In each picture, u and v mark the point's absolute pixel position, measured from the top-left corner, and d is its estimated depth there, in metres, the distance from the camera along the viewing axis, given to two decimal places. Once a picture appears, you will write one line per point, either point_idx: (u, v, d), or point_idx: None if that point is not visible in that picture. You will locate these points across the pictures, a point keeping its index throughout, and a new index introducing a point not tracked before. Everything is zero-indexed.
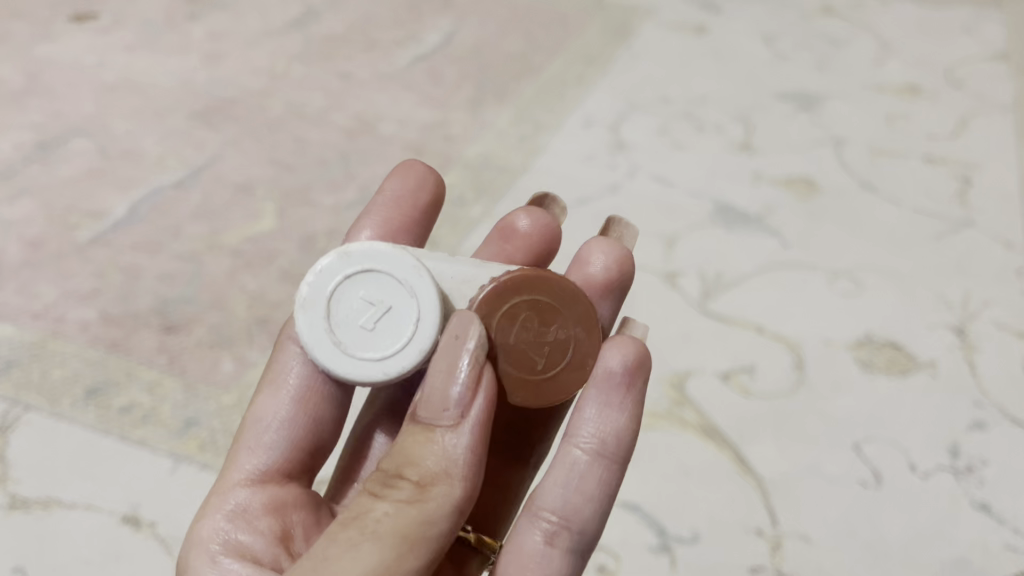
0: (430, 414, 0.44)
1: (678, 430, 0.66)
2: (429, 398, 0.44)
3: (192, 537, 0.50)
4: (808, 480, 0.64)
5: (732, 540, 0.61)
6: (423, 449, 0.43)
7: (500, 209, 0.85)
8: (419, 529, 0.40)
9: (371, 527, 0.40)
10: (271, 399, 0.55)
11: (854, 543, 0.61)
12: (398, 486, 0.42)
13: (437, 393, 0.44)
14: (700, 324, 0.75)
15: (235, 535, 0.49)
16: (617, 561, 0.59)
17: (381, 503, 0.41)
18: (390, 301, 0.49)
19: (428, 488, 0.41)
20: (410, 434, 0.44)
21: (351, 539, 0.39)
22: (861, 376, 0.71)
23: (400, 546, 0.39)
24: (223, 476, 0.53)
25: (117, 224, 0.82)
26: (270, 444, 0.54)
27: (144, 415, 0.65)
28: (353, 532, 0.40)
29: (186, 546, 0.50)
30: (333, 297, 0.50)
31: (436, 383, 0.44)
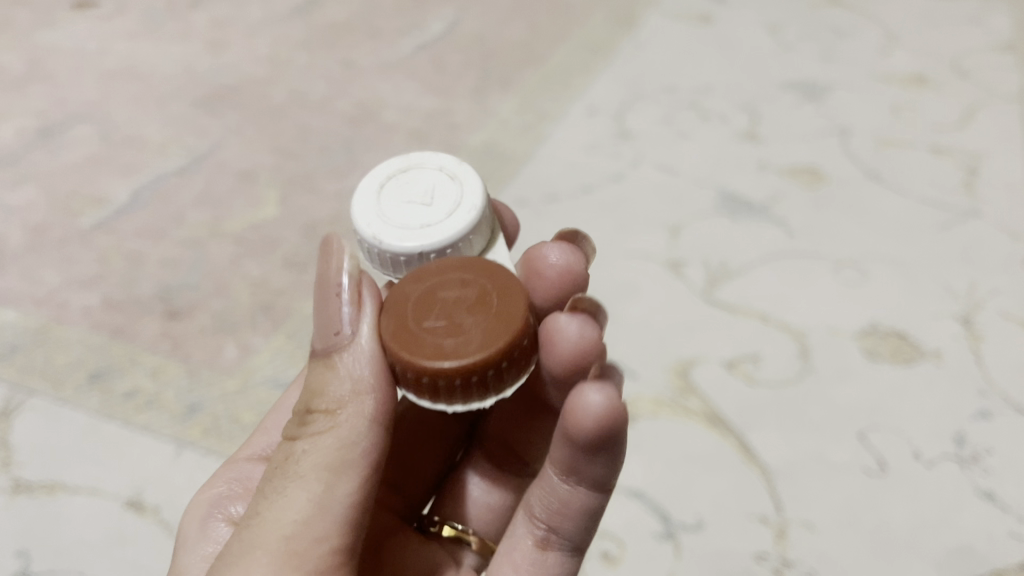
0: (326, 344, 0.43)
1: (682, 418, 0.66)
2: (324, 321, 0.43)
3: (193, 500, 0.53)
4: (813, 468, 0.63)
5: (736, 527, 0.60)
6: (328, 379, 0.42)
7: (503, 198, 0.85)
8: (337, 457, 0.41)
9: (297, 470, 0.41)
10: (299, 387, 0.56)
11: (859, 530, 0.60)
12: (313, 420, 0.42)
13: (326, 317, 0.43)
14: (705, 312, 0.74)
15: (229, 505, 0.51)
16: (621, 548, 0.60)
17: (301, 442, 0.42)
18: (435, 206, 0.46)
19: (337, 415, 0.41)
20: (317, 363, 0.43)
21: (282, 487, 0.41)
22: (866, 365, 0.71)
23: (325, 481, 0.40)
24: (235, 453, 0.55)
25: (121, 211, 0.82)
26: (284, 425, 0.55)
27: (146, 399, 0.65)
28: (280, 480, 0.41)
29: (187, 509, 0.52)
30: (416, 167, 0.48)
31: (330, 311, 0.43)
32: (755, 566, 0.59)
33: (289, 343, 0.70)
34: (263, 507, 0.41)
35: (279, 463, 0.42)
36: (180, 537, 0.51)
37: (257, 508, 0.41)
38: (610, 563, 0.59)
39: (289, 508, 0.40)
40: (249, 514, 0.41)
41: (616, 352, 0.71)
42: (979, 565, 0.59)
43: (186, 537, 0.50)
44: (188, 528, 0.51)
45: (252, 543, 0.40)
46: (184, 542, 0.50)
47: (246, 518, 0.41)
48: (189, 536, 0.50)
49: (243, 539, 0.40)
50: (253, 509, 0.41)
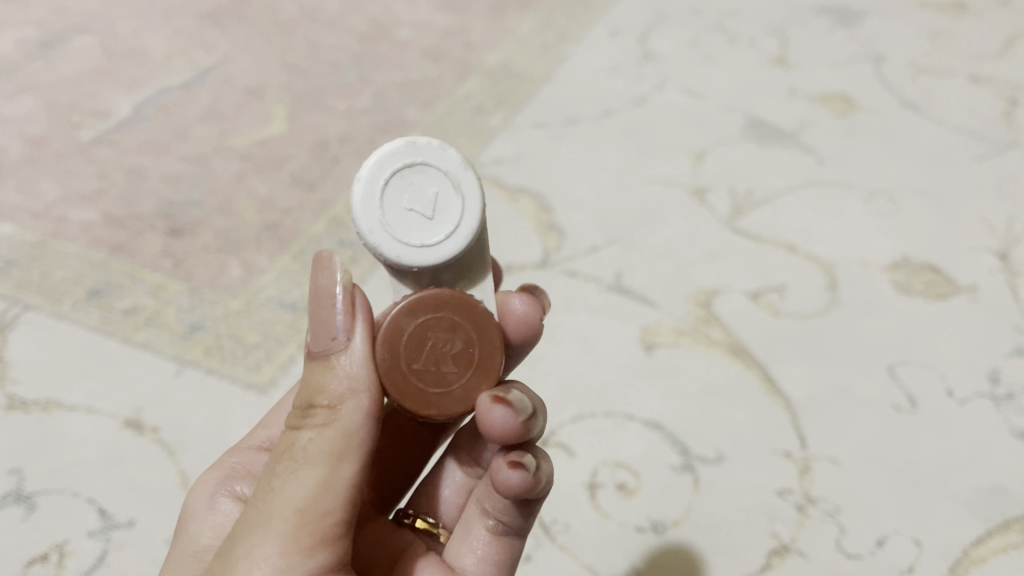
0: (320, 343, 0.37)
1: (703, 348, 0.63)
2: (318, 324, 0.37)
3: (192, 489, 0.48)
4: (839, 402, 0.60)
5: (757, 460, 0.57)
6: (323, 374, 0.37)
7: (521, 119, 0.82)
8: (331, 447, 0.36)
9: (295, 462, 0.36)
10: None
11: (886, 467, 0.57)
12: (311, 414, 0.37)
13: (319, 321, 0.37)
14: (728, 241, 0.71)
15: (235, 485, 0.47)
16: (638, 480, 0.56)
17: (299, 435, 0.37)
18: (437, 222, 0.39)
19: (336, 409, 0.36)
20: (308, 362, 0.38)
21: (284, 477, 0.36)
22: (895, 298, 0.68)
23: (325, 470, 0.36)
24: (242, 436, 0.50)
25: (122, 124, 0.79)
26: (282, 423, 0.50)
27: (146, 317, 0.62)
28: (283, 468, 0.36)
29: (186, 497, 0.48)
30: (421, 165, 0.39)
31: (330, 315, 0.37)
32: (778, 501, 0.55)
33: (294, 263, 0.67)
34: (268, 498, 0.36)
35: (280, 453, 0.37)
36: (182, 529, 0.47)
37: (259, 494, 0.37)
38: (627, 495, 0.55)
39: (293, 493, 0.35)
40: (253, 504, 0.37)
41: (635, 280, 0.68)
42: (1013, 506, 0.55)
43: (192, 532, 0.46)
44: (195, 523, 0.46)
45: (255, 532, 0.35)
46: (187, 535, 0.46)
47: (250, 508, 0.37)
48: (193, 526, 0.46)
49: (246, 526, 0.36)
50: (257, 495, 0.37)
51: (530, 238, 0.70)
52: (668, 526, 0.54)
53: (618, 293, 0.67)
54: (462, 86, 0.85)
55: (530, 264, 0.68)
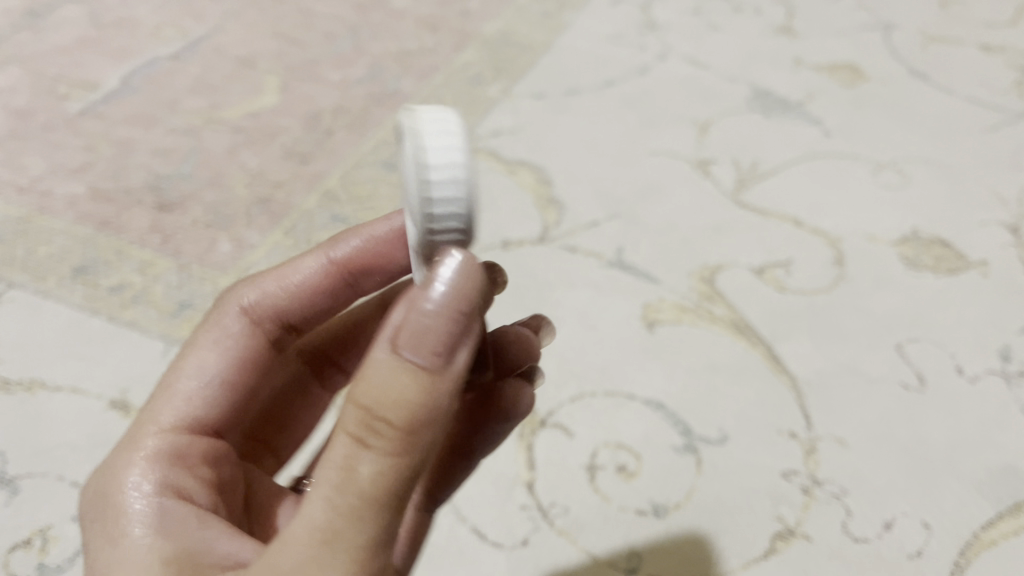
0: (415, 351, 0.29)
1: (707, 325, 0.61)
2: (416, 326, 0.29)
3: (104, 475, 0.38)
4: (846, 380, 0.58)
5: (762, 441, 0.55)
6: (414, 399, 0.29)
7: (520, 90, 0.79)
8: (401, 490, 0.30)
9: (360, 502, 0.29)
10: (210, 348, 0.44)
11: (893, 447, 0.55)
12: (379, 438, 0.29)
13: (427, 325, 0.29)
14: (732, 215, 0.69)
15: (167, 475, 0.38)
16: (639, 462, 0.54)
17: (363, 465, 0.29)
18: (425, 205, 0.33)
19: (418, 447, 0.29)
20: (386, 365, 0.29)
21: (344, 518, 0.29)
22: (905, 274, 0.66)
23: (391, 514, 0.30)
24: (145, 416, 0.41)
25: (110, 95, 0.76)
26: (197, 388, 0.42)
27: (133, 295, 0.61)
28: (339, 505, 0.29)
29: (95, 487, 0.38)
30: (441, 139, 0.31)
31: (439, 325, 0.29)
32: (783, 484, 0.53)
33: (286, 239, 0.65)
34: (320, 539, 0.29)
35: (330, 480, 0.30)
36: (97, 530, 0.37)
37: (304, 530, 0.29)
38: (628, 477, 0.54)
39: (357, 540, 0.29)
40: (292, 536, 0.30)
41: (636, 255, 0.66)
42: None
43: (107, 533, 0.36)
44: (115, 522, 0.36)
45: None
46: (104, 541, 0.36)
47: (288, 541, 0.30)
48: (110, 525, 0.36)
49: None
50: (298, 526, 0.30)
51: (528, 212, 0.68)
52: (670, 509, 0.52)
53: (619, 268, 0.65)
54: (460, 56, 0.82)
55: (529, 239, 0.66)
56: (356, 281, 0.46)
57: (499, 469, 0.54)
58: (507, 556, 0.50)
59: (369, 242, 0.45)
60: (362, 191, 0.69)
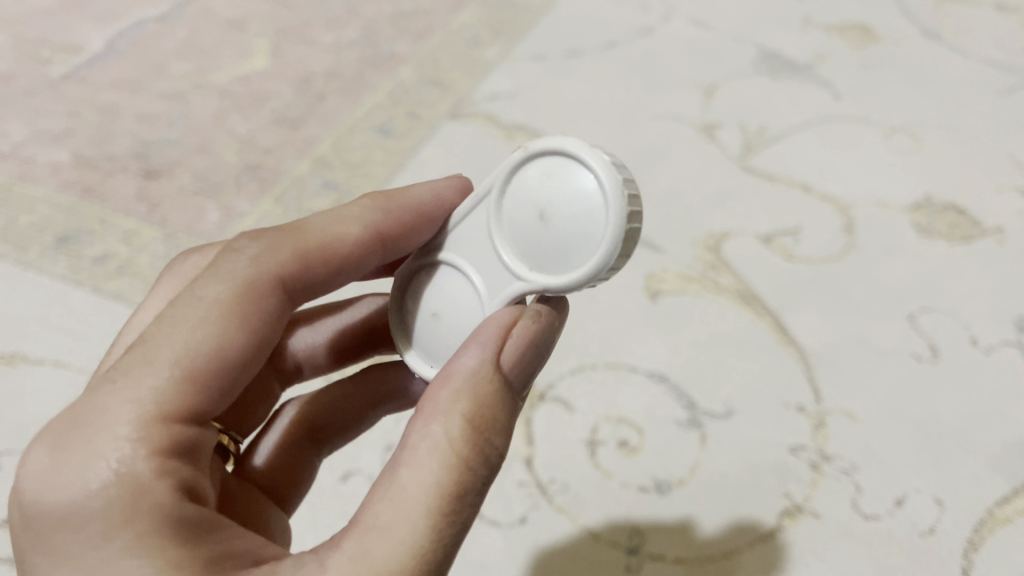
0: (511, 372, 0.34)
1: (711, 295, 0.59)
2: (520, 353, 0.34)
3: (82, 460, 0.30)
4: (856, 351, 0.56)
5: (768, 415, 0.53)
6: (502, 411, 0.34)
7: (519, 52, 0.77)
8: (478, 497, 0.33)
9: (463, 508, 0.31)
10: (225, 312, 0.35)
11: (905, 421, 0.53)
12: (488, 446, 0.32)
13: (523, 352, 0.34)
14: (738, 181, 0.67)
15: (176, 478, 0.31)
16: (641, 437, 0.52)
17: (474, 471, 0.32)
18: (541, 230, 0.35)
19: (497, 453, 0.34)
20: (490, 382, 0.33)
21: (453, 524, 0.31)
22: (917, 241, 0.63)
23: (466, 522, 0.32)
24: (149, 397, 0.31)
25: (95, 58, 0.74)
26: (200, 354, 0.33)
27: (118, 265, 0.59)
28: (449, 511, 0.31)
29: (72, 474, 0.30)
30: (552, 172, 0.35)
31: (533, 350, 0.35)
32: (790, 459, 0.51)
33: (276, 207, 0.63)
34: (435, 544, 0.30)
35: (438, 488, 0.31)
36: (77, 531, 0.29)
37: (419, 535, 0.30)
38: (629, 453, 0.52)
39: (455, 546, 0.31)
40: (404, 543, 0.30)
41: (639, 223, 0.64)
42: None
43: (90, 535, 0.29)
44: (106, 523, 0.29)
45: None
46: (91, 545, 0.29)
47: (402, 549, 0.30)
48: (95, 526, 0.29)
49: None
50: (409, 536, 0.30)
51: None
52: (673, 485, 0.50)
53: None
54: (457, 17, 0.80)
55: None
56: (388, 253, 0.41)
57: None
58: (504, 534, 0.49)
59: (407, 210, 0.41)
60: (356, 157, 0.67)
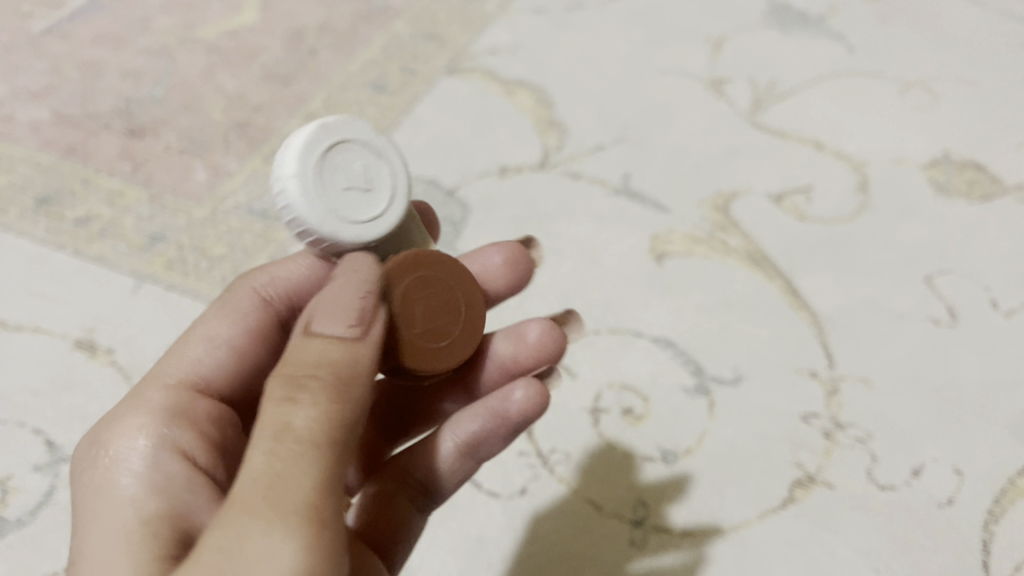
0: (328, 324, 0.32)
1: (720, 257, 0.57)
2: (335, 303, 0.33)
3: (109, 456, 0.35)
4: (871, 315, 0.54)
5: (779, 382, 0.51)
6: (331, 353, 0.32)
7: (520, 5, 0.74)
8: (336, 436, 0.30)
9: (299, 448, 0.29)
10: (222, 318, 0.42)
11: (921, 388, 0.51)
12: (307, 389, 0.30)
13: (341, 297, 0.33)
14: (748, 138, 0.64)
15: (165, 444, 0.36)
16: (646, 405, 0.50)
17: (294, 415, 0.30)
18: (373, 194, 0.36)
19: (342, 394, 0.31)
20: (299, 345, 0.32)
21: (287, 458, 0.29)
22: (934, 200, 0.61)
23: (332, 462, 0.29)
24: (148, 391, 0.38)
25: (77, 13, 0.71)
26: (207, 359, 0.41)
27: (100, 227, 0.56)
28: (278, 450, 0.29)
29: (100, 471, 0.34)
30: (339, 145, 0.36)
31: (350, 295, 0.33)
32: (802, 428, 0.49)
33: (266, 166, 0.60)
34: (266, 484, 0.28)
35: (264, 438, 0.29)
36: (94, 520, 0.32)
37: (250, 482, 0.28)
38: (634, 421, 0.50)
39: (303, 478, 0.29)
40: (240, 493, 0.28)
41: (644, 182, 0.61)
42: None
43: (100, 520, 0.32)
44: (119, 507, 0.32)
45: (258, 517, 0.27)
46: (98, 528, 0.32)
47: (238, 499, 0.28)
48: (114, 513, 0.32)
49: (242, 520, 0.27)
50: (240, 489, 0.28)
51: (527, 136, 0.63)
52: (679, 455, 0.48)
53: (625, 196, 0.60)
54: None
55: (528, 165, 0.61)
56: None
57: None
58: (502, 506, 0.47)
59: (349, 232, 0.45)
60: (348, 115, 0.64)
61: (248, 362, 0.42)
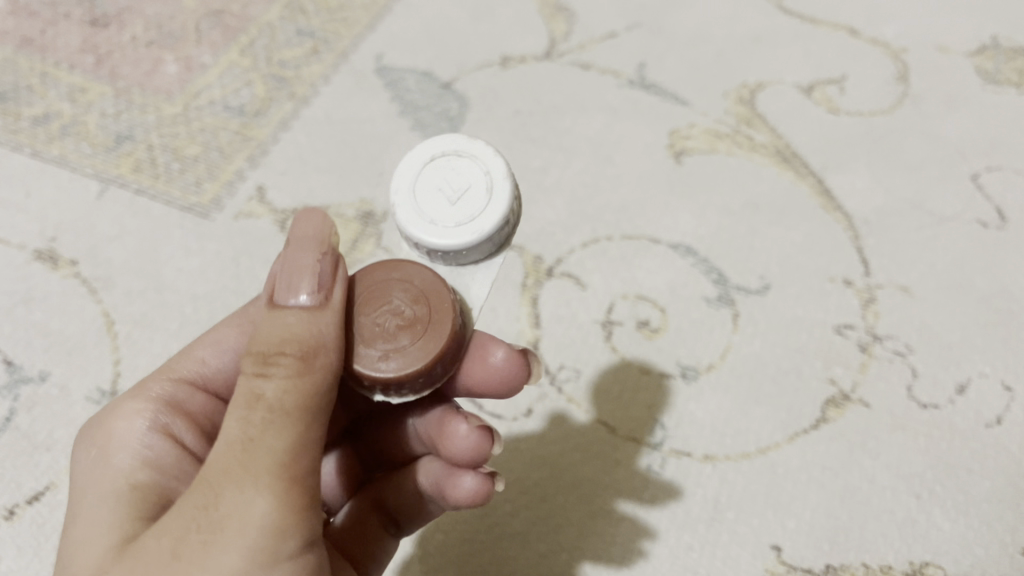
0: (289, 288, 0.29)
1: (745, 154, 0.51)
2: (291, 266, 0.29)
3: (106, 432, 0.32)
4: (912, 217, 0.49)
5: (810, 291, 0.46)
6: (298, 324, 0.28)
7: None
8: (312, 402, 0.27)
9: (269, 426, 0.26)
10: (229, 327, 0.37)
11: (967, 298, 0.46)
12: (276, 365, 0.27)
13: (295, 265, 0.29)
14: (776, 23, 0.58)
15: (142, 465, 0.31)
16: (664, 318, 0.45)
17: (262, 388, 0.27)
18: (458, 210, 0.31)
19: (311, 361, 0.27)
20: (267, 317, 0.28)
21: (259, 426, 0.26)
22: (982, 91, 0.55)
23: (308, 425, 0.27)
24: (132, 396, 0.34)
25: None
26: (208, 367, 0.36)
27: (61, 127, 0.51)
28: (252, 419, 0.27)
29: (95, 447, 0.32)
30: (469, 154, 0.32)
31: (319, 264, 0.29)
32: (836, 341, 0.44)
33: (243, 59, 0.55)
34: (239, 454, 0.26)
35: (236, 406, 0.27)
36: (78, 491, 0.31)
37: (222, 450, 0.26)
38: (650, 334, 0.45)
39: (276, 445, 0.26)
40: (212, 459, 0.26)
41: (662, 72, 0.55)
42: None
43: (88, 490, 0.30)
44: (103, 479, 0.30)
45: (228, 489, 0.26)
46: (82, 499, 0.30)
47: (211, 464, 0.26)
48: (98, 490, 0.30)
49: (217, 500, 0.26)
50: (212, 460, 0.27)
51: (532, 23, 0.57)
52: (700, 372, 0.44)
53: (640, 88, 0.54)
54: None
55: (533, 55, 0.56)
56: None
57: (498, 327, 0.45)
58: (504, 428, 0.42)
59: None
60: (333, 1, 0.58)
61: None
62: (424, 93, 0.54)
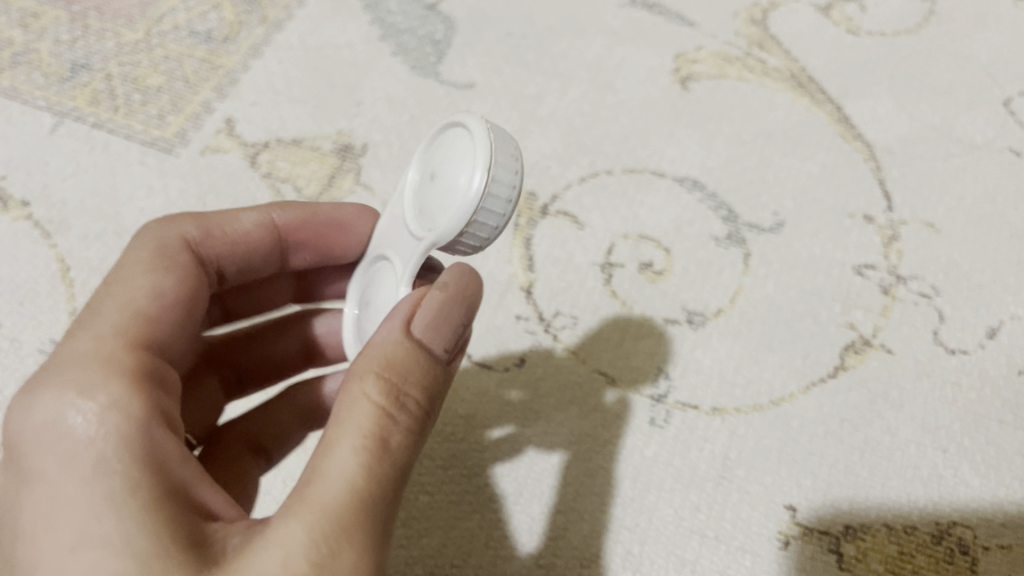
0: (435, 333, 0.26)
1: (757, 80, 0.47)
2: (437, 306, 0.26)
3: (58, 436, 0.24)
4: (939, 145, 0.45)
5: (828, 227, 0.42)
6: (431, 376, 0.25)
7: None
8: (412, 462, 0.25)
9: (392, 481, 0.24)
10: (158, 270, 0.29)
11: (999, 234, 0.42)
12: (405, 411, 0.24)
13: (444, 311, 0.26)
14: None
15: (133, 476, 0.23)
16: (669, 258, 0.42)
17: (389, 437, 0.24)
18: None
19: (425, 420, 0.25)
20: (401, 347, 0.25)
21: (381, 480, 0.23)
22: (1014, 8, 0.50)
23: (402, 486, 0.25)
24: (76, 381, 0.25)
25: None
26: (150, 314, 0.28)
27: (12, 56, 0.47)
28: (374, 468, 0.23)
29: (57, 461, 0.23)
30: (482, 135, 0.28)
31: (460, 314, 0.26)
32: (856, 282, 0.41)
33: None
34: (358, 507, 0.23)
35: (355, 443, 0.23)
36: (41, 489, 0.23)
37: (337, 494, 0.23)
38: (653, 277, 0.41)
39: (387, 508, 0.23)
40: (322, 501, 0.22)
41: None
42: None
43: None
44: (79, 493, 0.22)
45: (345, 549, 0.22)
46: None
47: (322, 506, 0.22)
48: None
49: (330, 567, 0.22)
50: (324, 503, 0.22)
51: None
52: (708, 318, 0.40)
53: (643, 8, 0.50)
54: None
55: None
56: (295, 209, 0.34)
57: (487, 270, 0.41)
58: (494, 378, 0.39)
59: (315, 216, 0.34)
60: None
61: (194, 314, 0.30)
62: (406, 14, 0.49)
